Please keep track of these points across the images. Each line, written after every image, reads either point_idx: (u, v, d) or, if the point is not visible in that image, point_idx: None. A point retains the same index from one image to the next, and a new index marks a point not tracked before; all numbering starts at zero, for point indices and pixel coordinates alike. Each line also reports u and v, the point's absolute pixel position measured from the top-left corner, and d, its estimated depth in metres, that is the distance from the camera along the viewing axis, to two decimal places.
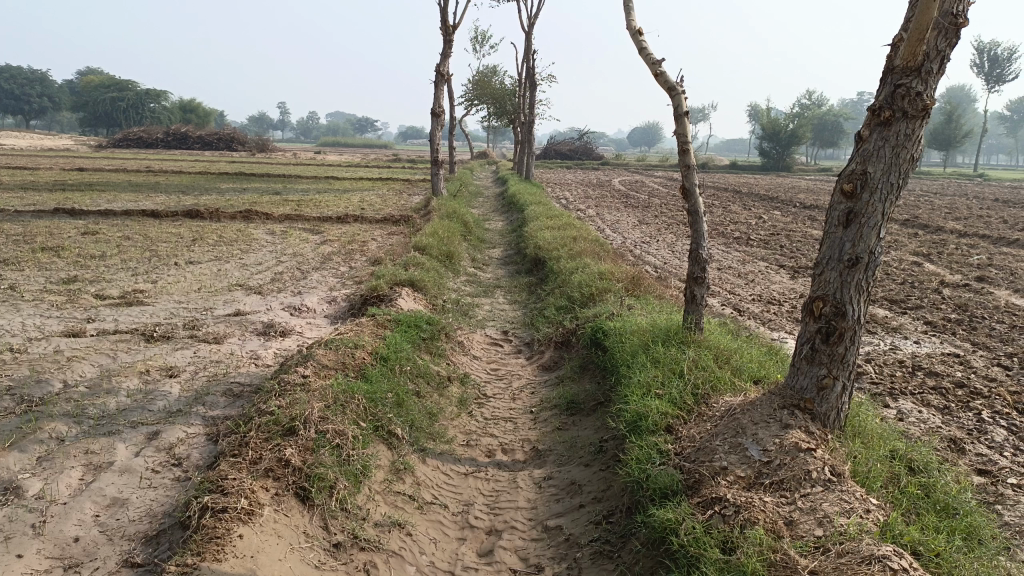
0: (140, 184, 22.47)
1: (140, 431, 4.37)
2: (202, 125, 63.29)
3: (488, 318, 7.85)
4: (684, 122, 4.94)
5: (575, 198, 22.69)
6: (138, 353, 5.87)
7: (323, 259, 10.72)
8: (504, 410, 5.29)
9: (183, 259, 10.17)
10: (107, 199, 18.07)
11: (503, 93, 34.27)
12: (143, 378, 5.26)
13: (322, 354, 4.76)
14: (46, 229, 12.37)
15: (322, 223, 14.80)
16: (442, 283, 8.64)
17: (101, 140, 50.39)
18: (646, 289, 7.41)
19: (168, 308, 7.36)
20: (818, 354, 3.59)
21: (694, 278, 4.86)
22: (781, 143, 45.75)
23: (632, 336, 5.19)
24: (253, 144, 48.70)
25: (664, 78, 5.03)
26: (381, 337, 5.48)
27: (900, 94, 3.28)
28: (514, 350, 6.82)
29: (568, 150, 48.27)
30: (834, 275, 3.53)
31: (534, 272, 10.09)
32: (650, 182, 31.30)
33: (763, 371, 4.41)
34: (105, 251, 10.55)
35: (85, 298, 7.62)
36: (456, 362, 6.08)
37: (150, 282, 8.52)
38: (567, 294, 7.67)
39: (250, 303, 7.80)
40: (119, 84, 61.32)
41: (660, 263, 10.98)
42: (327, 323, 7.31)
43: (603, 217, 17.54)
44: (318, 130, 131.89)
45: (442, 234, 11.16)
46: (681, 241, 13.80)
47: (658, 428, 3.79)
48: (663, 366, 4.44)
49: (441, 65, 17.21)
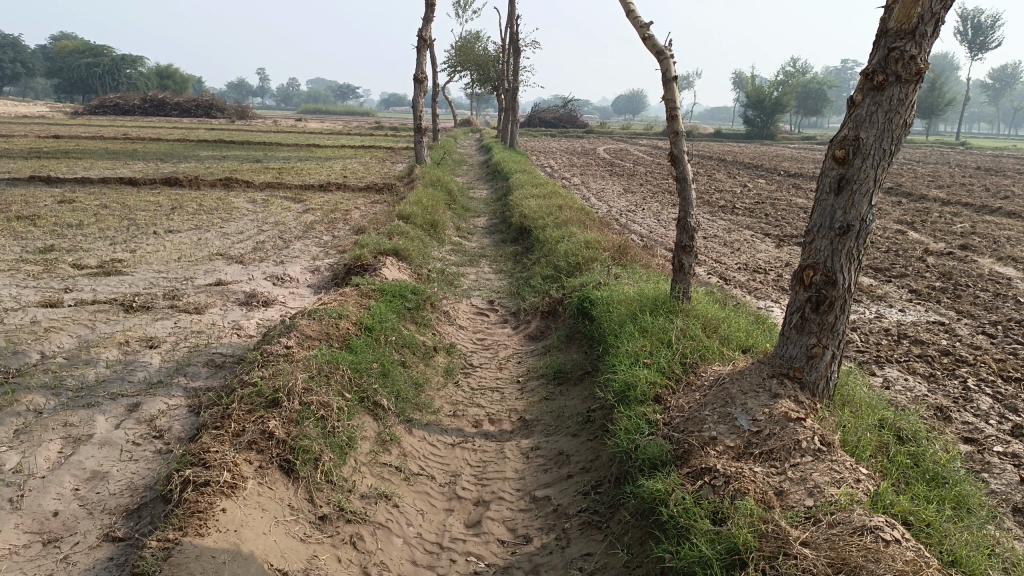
0: (117, 152, 22.07)
1: (120, 403, 4.29)
2: (181, 91, 62.18)
3: (474, 287, 7.79)
4: (673, 87, 4.85)
5: (560, 167, 22.57)
6: (118, 323, 5.76)
7: (306, 227, 10.59)
8: (491, 380, 5.26)
9: (163, 227, 10.01)
10: (83, 166, 17.74)
11: (487, 60, 33.86)
12: (122, 349, 5.16)
13: (305, 324, 4.68)
14: (21, 197, 12.12)
15: (304, 191, 14.62)
16: (427, 252, 8.55)
17: (76, 106, 49.41)
18: (632, 258, 7.38)
19: (147, 277, 7.23)
20: (808, 323, 3.56)
21: (682, 247, 4.81)
22: (765, 111, 45.64)
23: (620, 305, 5.15)
24: (233, 111, 47.96)
25: (653, 42, 4.93)
26: (366, 307, 5.40)
27: (893, 58, 3.21)
28: (500, 319, 6.77)
29: (553, 118, 47.93)
30: (824, 243, 3.49)
31: (519, 240, 10.02)
32: (634, 151, 31.18)
33: (751, 340, 4.39)
34: (82, 219, 10.35)
35: (62, 267, 7.47)
36: (441, 332, 6.03)
37: (129, 251, 8.37)
38: (553, 263, 7.61)
39: (232, 272, 7.68)
40: (95, 49, 60.05)
41: (646, 231, 10.95)
42: (310, 292, 7.22)
43: (588, 185, 17.45)
44: (299, 97, 129.96)
45: (427, 203, 11.05)
46: (666, 210, 13.76)
47: (647, 398, 3.75)
48: (651, 335, 4.41)
49: (424, 30, 16.94)
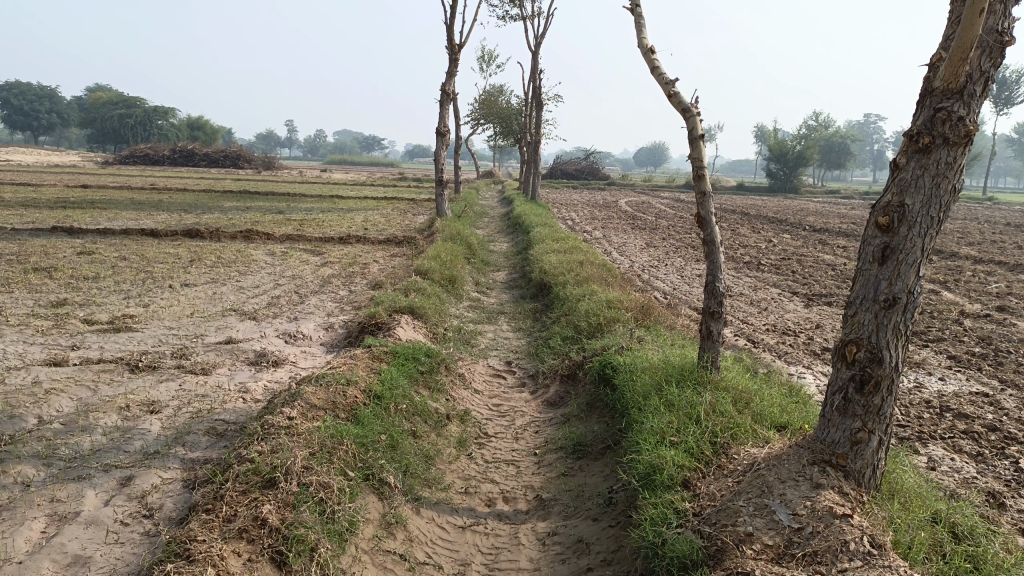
0: (143, 202, 22.31)
1: (112, 476, 4.05)
2: (210, 142, 63.43)
3: (491, 347, 7.54)
4: (700, 145, 4.64)
5: (581, 220, 22.45)
6: (121, 384, 5.56)
7: (323, 281, 10.45)
8: (506, 451, 4.96)
9: (179, 281, 9.91)
10: (107, 216, 17.87)
11: (510, 113, 34.18)
12: (122, 414, 4.95)
13: (311, 391, 4.44)
14: (41, 248, 12.13)
15: (323, 243, 14.56)
16: (444, 310, 8.34)
17: (107, 156, 50.54)
18: (656, 318, 7.11)
19: (157, 334, 7.07)
20: (851, 404, 3.25)
21: (710, 312, 4.55)
22: (788, 165, 45.57)
23: (643, 373, 4.87)
24: (259, 162, 48.79)
25: (678, 99, 4.75)
26: (376, 371, 5.16)
27: (940, 119, 2.97)
28: (517, 382, 6.49)
29: (574, 170, 48.20)
30: (868, 317, 3.20)
31: (538, 297, 9.79)
32: (656, 204, 31.09)
33: (787, 418, 4.07)
34: (99, 272, 10.29)
35: (72, 323, 7.33)
36: (456, 397, 5.76)
37: (142, 306, 8.23)
38: (573, 323, 7.36)
39: (243, 329, 7.50)
40: (128, 101, 61.72)
41: (669, 288, 10.68)
42: (322, 351, 7.01)
43: (610, 239, 17.24)
44: (325, 148, 132.48)
45: (445, 257, 10.89)
46: (690, 265, 13.50)
47: (674, 483, 3.46)
48: (677, 410, 4.12)
49: (447, 84, 17.06)
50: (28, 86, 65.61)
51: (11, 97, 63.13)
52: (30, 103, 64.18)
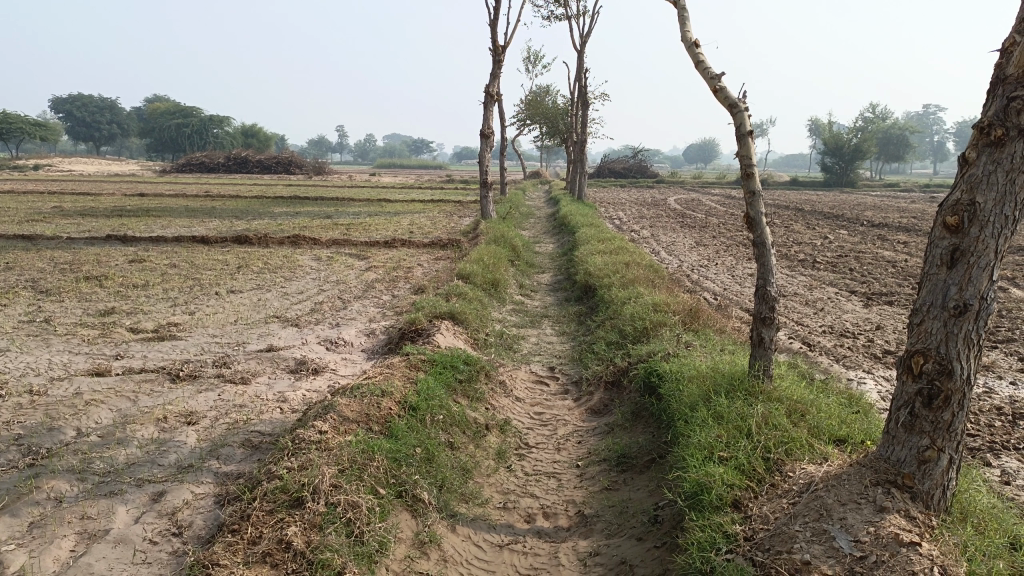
0: (196, 209, 22.75)
1: (144, 491, 3.99)
2: (263, 149, 64.68)
3: (534, 352, 7.35)
4: (748, 142, 4.38)
5: (629, 219, 22.13)
6: (160, 395, 5.54)
7: (367, 286, 10.40)
8: (547, 463, 4.77)
9: (225, 287, 9.98)
10: (160, 224, 18.23)
11: (557, 113, 33.98)
12: (159, 425, 4.90)
13: (344, 404, 4.31)
14: (96, 257, 12.39)
15: (369, 247, 14.58)
16: (486, 314, 8.19)
17: (164, 165, 51.91)
18: (705, 322, 6.83)
19: (199, 342, 7.08)
20: (919, 421, 2.99)
21: (761, 319, 4.29)
22: (844, 158, 44.30)
23: (691, 382, 4.63)
24: (310, 167, 49.50)
25: (724, 94, 4.50)
26: (413, 381, 5.02)
27: (1014, 109, 2.68)
28: (560, 389, 6.29)
29: (623, 169, 47.71)
30: (936, 325, 2.93)
31: (583, 299, 9.57)
32: (706, 201, 30.51)
33: (848, 432, 3.78)
34: (148, 280, 10.44)
35: (118, 332, 7.39)
36: (496, 405, 5.58)
37: (187, 314, 8.28)
38: (618, 327, 7.12)
39: (285, 336, 7.47)
40: (185, 111, 63.41)
41: (719, 289, 10.35)
42: (363, 358, 6.92)
43: (658, 239, 16.90)
44: (374, 152, 134.01)
45: (489, 260, 10.74)
46: (741, 264, 13.11)
47: (724, 504, 3.24)
48: (726, 423, 3.88)
49: (491, 85, 16.95)
50: (90, 99, 67.94)
51: (74, 110, 65.41)
52: (91, 114, 66.42)
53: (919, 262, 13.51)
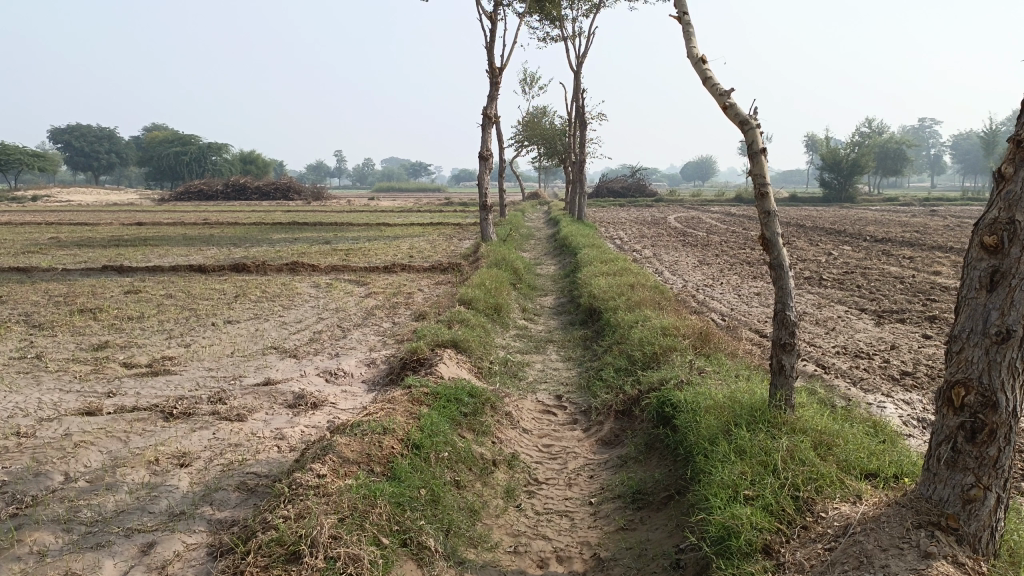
0: (194, 237, 22.62)
1: (133, 542, 3.76)
2: (261, 175, 64.74)
3: (540, 380, 7.13)
4: (762, 160, 4.20)
5: (630, 238, 21.97)
6: (153, 435, 5.31)
7: (367, 314, 10.20)
8: (559, 501, 4.54)
9: (222, 318, 9.78)
10: (157, 253, 18.06)
11: (554, 134, 33.97)
12: (150, 469, 4.68)
13: (344, 443, 4.10)
14: (91, 289, 12.20)
15: (368, 273, 14.39)
16: (489, 341, 7.98)
17: (163, 193, 51.88)
18: (716, 346, 6.62)
19: (194, 377, 6.86)
20: (962, 457, 2.77)
21: (780, 345, 4.09)
22: (842, 173, 44.28)
23: (708, 412, 4.41)
24: (309, 193, 49.48)
25: (735, 111, 4.33)
26: (416, 417, 4.80)
27: None
28: (569, 419, 6.06)
29: (621, 188, 47.69)
30: (977, 354, 2.72)
31: (588, 323, 9.36)
32: (706, 219, 30.40)
33: (880, 468, 3.55)
34: (144, 311, 10.24)
35: (111, 367, 7.18)
36: (503, 438, 5.36)
37: (182, 347, 8.07)
38: (626, 353, 6.91)
39: (283, 368, 7.25)
40: (183, 139, 63.60)
41: (726, 309, 10.15)
42: (364, 390, 6.70)
43: (661, 259, 16.73)
44: (373, 176, 134.48)
45: (491, 285, 10.55)
46: (747, 283, 12.92)
47: (754, 550, 3.05)
48: (749, 458, 3.67)
49: (489, 108, 16.87)
50: (89, 129, 68.23)
51: (72, 140, 65.62)
52: (90, 144, 66.64)
53: (927, 278, 13.33)
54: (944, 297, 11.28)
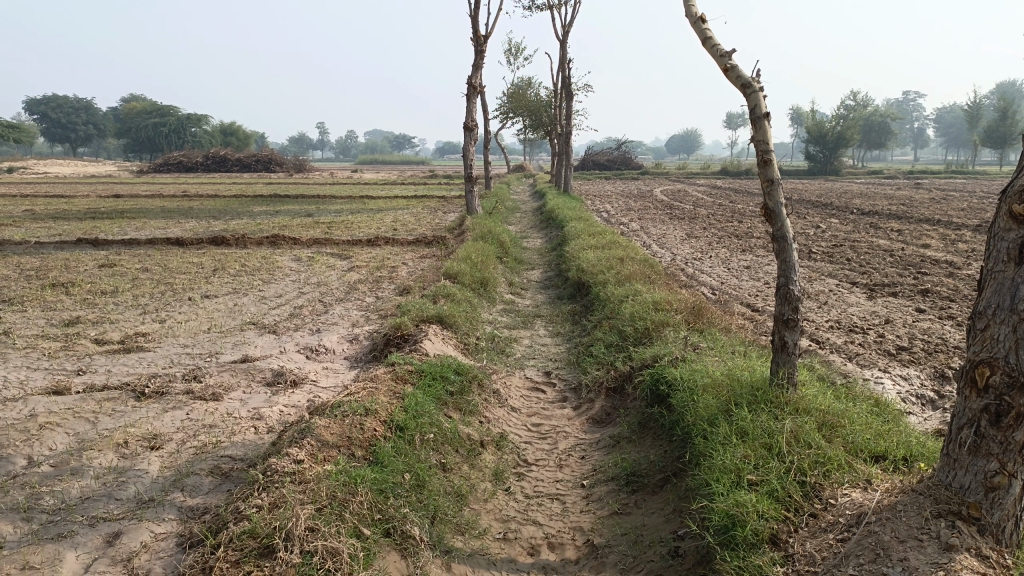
0: (172, 210, 22.14)
1: (97, 532, 3.52)
2: (242, 147, 63.73)
3: (528, 356, 6.92)
4: (765, 125, 3.95)
5: (616, 211, 21.72)
6: (123, 416, 5.06)
7: (349, 288, 9.93)
8: (549, 484, 4.34)
9: (199, 292, 9.48)
10: (134, 226, 17.63)
11: (540, 106, 33.50)
12: (119, 452, 4.43)
13: (324, 425, 3.87)
14: (64, 263, 11.83)
15: (351, 246, 14.09)
16: (476, 315, 7.74)
17: (141, 165, 50.93)
18: (709, 321, 6.43)
19: (168, 354, 6.59)
20: (985, 443, 2.57)
21: (783, 321, 3.88)
22: (828, 146, 44.17)
23: (706, 391, 4.21)
24: (291, 165, 48.74)
25: (736, 73, 4.07)
26: (400, 396, 4.57)
27: None
28: (558, 397, 5.86)
29: (607, 160, 47.35)
30: (1004, 331, 2.51)
31: (577, 297, 9.15)
32: (692, 192, 30.24)
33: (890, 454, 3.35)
34: (118, 286, 9.91)
35: (81, 344, 6.89)
36: (491, 418, 5.14)
37: (157, 322, 7.79)
38: (616, 328, 6.70)
39: (261, 345, 6.99)
40: (162, 110, 62.42)
41: (716, 283, 9.98)
42: (345, 366, 6.46)
43: (649, 231, 16.53)
44: (356, 149, 133.28)
45: (477, 258, 10.30)
46: (736, 256, 12.75)
47: (760, 540, 2.88)
48: (752, 441, 3.47)
49: (474, 77, 16.48)
50: (66, 99, 66.89)
51: (48, 110, 64.31)
52: (66, 115, 65.32)
53: (916, 251, 13.21)
54: (936, 270, 11.15)
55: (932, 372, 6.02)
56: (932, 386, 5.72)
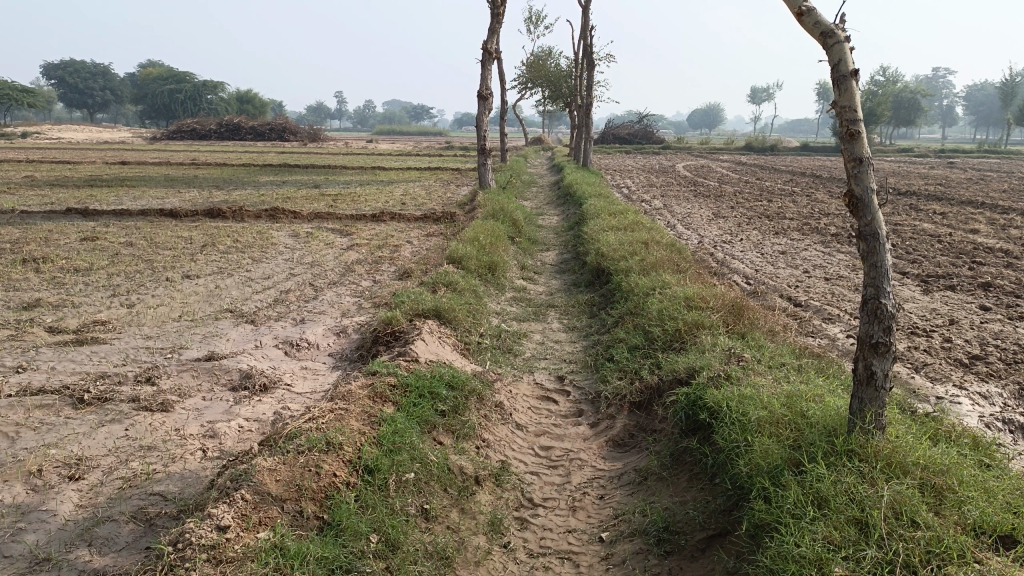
0: (175, 178, 21.30)
1: None
2: (257, 114, 62.77)
3: (538, 357, 6.00)
4: (852, 87, 2.98)
5: (637, 187, 20.68)
6: (51, 430, 4.21)
7: (345, 269, 9.04)
8: (559, 538, 3.44)
9: (181, 272, 8.62)
10: (131, 196, 16.77)
11: (559, 76, 32.23)
12: (28, 483, 3.59)
13: (268, 469, 3.01)
14: (46, 235, 11.00)
15: (354, 222, 13.18)
16: (481, 307, 6.84)
17: (154, 131, 49.99)
18: (752, 321, 5.48)
19: (126, 347, 5.74)
20: None
21: (871, 347, 2.96)
22: None
23: (762, 428, 3.29)
24: (305, 134, 47.79)
25: (813, 18, 3.09)
26: (376, 424, 3.70)
27: None
28: (573, 409, 4.97)
29: (627, 134, 46.04)
30: None
31: (595, 284, 8.22)
32: (716, 167, 29.04)
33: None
34: (95, 262, 9.07)
35: (31, 334, 6.05)
36: (491, 441, 4.25)
37: (124, 308, 6.93)
38: (642, 328, 5.76)
39: (234, 338, 6.11)
40: (177, 76, 61.52)
41: (750, 271, 9.00)
42: (327, 367, 5.58)
43: (672, 210, 15.48)
44: (373, 119, 132.19)
45: (486, 239, 9.38)
46: (767, 239, 11.76)
47: None
48: (835, 515, 2.59)
49: (489, 42, 15.42)
50: (83, 65, 66.24)
51: (65, 75, 63.66)
52: (83, 80, 64.57)
53: (965, 236, 12.14)
54: (991, 259, 10.09)
55: (1017, 389, 5.04)
56: (1020, 409, 4.74)
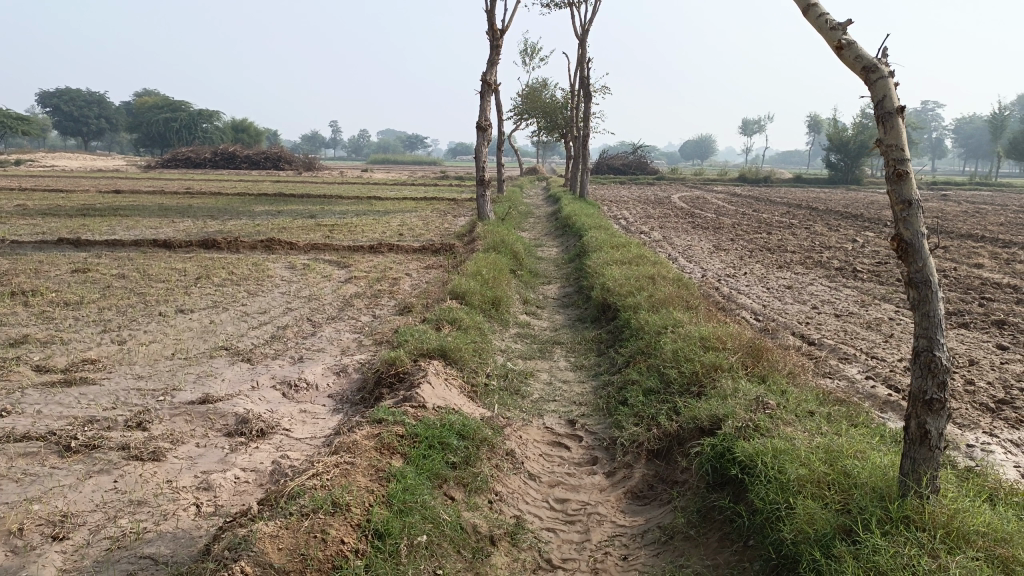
0: (169, 208, 21.08)
1: None
2: (252, 143, 62.83)
3: (547, 399, 5.75)
4: (898, 124, 2.78)
5: (635, 219, 20.57)
6: (34, 482, 3.94)
7: (344, 303, 8.80)
8: None
9: (175, 306, 8.37)
10: (124, 225, 16.53)
11: (555, 107, 32.30)
12: (8, 544, 3.32)
13: (270, 540, 2.76)
14: (36, 266, 10.73)
15: (351, 253, 12.97)
16: (486, 345, 6.60)
17: (148, 159, 49.89)
18: (771, 363, 5.25)
19: (116, 388, 5.47)
20: None
21: (924, 404, 2.73)
22: (849, 155, 42.67)
23: (803, 489, 3.07)
24: (300, 162, 47.73)
25: (853, 51, 2.90)
26: (384, 481, 3.45)
27: None
28: (587, 457, 4.72)
29: (621, 164, 46.13)
30: None
31: (600, 321, 8.00)
32: (712, 198, 29.00)
33: None
34: (86, 296, 8.80)
35: (16, 373, 5.77)
36: (503, 495, 4.00)
37: (115, 345, 6.66)
38: (656, 370, 5.53)
39: (230, 378, 5.85)
40: (173, 105, 61.62)
41: (758, 306, 8.79)
42: (327, 410, 5.32)
43: (672, 242, 15.31)
44: (367, 148, 132.83)
45: (488, 272, 9.17)
46: (771, 273, 11.58)
47: None
48: None
49: (488, 73, 15.36)
50: (79, 93, 66.32)
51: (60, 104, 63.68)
52: (77, 107, 64.59)
53: (969, 271, 11.99)
54: (1000, 295, 9.91)
55: None
56: None
